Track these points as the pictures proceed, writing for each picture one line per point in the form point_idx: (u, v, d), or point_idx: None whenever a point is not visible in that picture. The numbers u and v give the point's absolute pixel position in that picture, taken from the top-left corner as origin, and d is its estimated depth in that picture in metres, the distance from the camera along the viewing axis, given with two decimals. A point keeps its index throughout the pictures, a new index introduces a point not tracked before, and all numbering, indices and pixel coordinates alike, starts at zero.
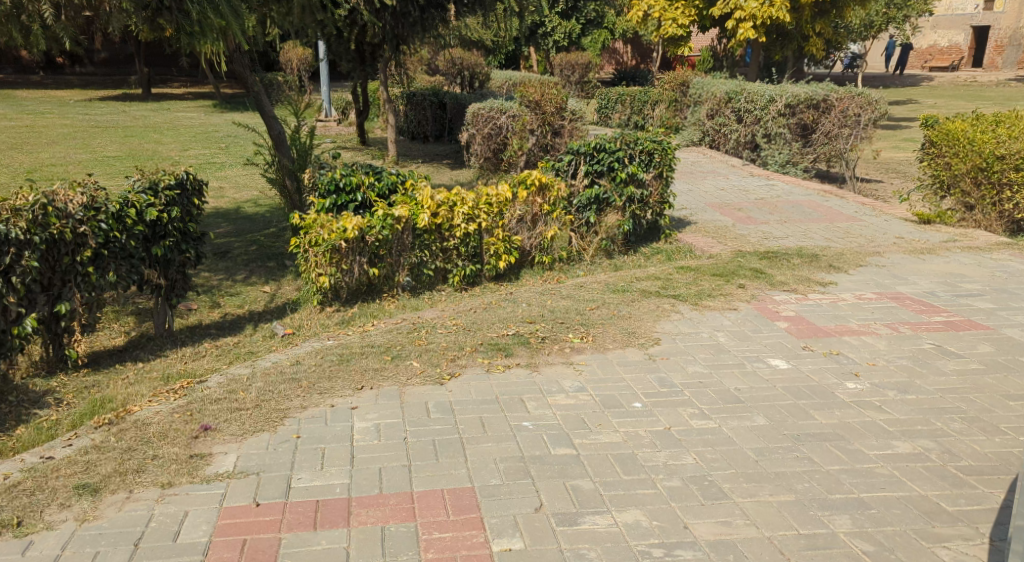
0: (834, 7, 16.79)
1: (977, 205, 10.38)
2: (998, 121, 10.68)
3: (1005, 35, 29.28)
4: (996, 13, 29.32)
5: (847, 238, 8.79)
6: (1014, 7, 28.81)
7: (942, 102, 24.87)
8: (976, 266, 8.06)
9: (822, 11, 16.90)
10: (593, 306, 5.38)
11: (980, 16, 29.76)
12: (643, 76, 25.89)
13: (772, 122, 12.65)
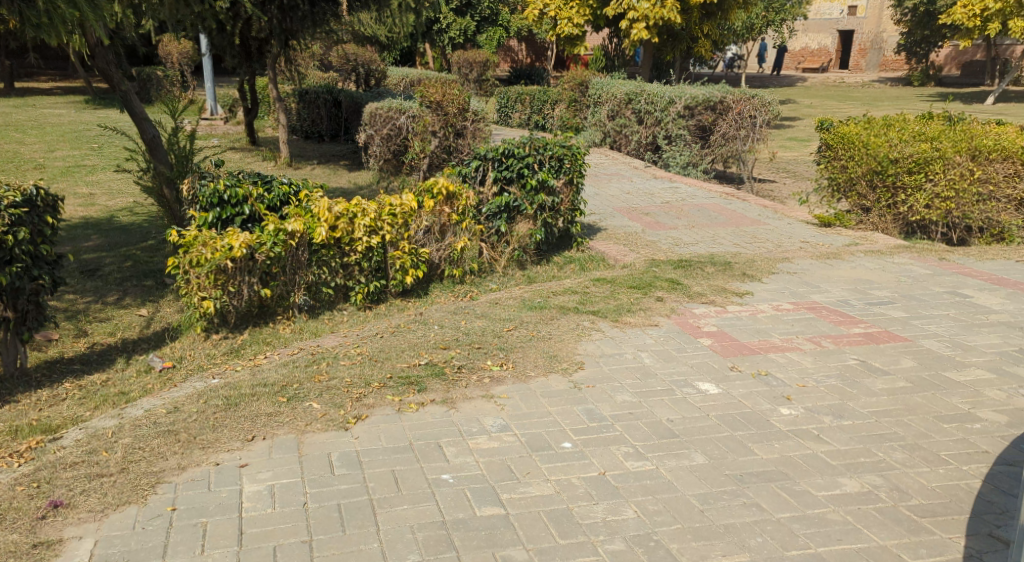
0: (720, 10, 17.42)
1: (874, 208, 10.43)
2: (889, 124, 10.86)
3: (866, 39, 32.77)
4: (859, 18, 32.65)
5: (755, 242, 8.61)
6: (874, 13, 32.24)
7: (825, 105, 25.67)
8: (881, 271, 7.86)
9: (709, 13, 17.51)
10: (510, 326, 5.00)
11: (846, 21, 33.13)
12: (539, 73, 25.75)
13: (672, 124, 12.56)
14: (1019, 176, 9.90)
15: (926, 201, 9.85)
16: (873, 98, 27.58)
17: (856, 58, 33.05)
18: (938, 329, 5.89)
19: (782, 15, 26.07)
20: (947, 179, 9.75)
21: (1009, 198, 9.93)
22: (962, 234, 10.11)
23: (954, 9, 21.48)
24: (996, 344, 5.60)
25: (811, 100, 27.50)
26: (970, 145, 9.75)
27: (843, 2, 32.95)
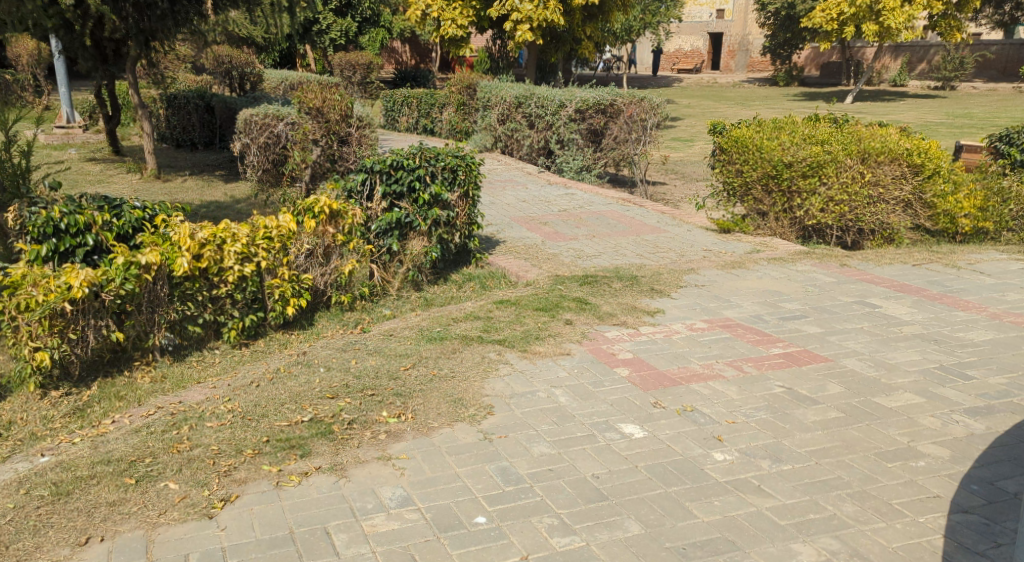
0: (601, 12, 17.38)
1: (770, 213, 10.24)
2: (780, 127, 10.77)
3: (734, 41, 36.09)
4: (726, 21, 36.26)
5: (659, 254, 8.18)
6: (740, 17, 35.79)
7: (708, 108, 26.03)
8: (787, 280, 7.59)
9: (590, 14, 17.44)
10: (408, 363, 4.41)
11: (716, 24, 36.66)
12: (424, 75, 25.08)
13: (564, 128, 12.15)
14: (906, 177, 9.94)
15: (820, 205, 9.71)
16: (749, 102, 28.18)
17: (727, 60, 36.32)
18: (856, 346, 5.61)
19: (658, 18, 26.46)
20: (839, 182, 9.68)
21: (898, 200, 9.96)
22: (855, 237, 10.06)
23: (814, 12, 22.69)
24: (916, 360, 5.36)
25: (691, 103, 28.00)
26: (860, 148, 9.74)
27: (711, 6, 36.62)
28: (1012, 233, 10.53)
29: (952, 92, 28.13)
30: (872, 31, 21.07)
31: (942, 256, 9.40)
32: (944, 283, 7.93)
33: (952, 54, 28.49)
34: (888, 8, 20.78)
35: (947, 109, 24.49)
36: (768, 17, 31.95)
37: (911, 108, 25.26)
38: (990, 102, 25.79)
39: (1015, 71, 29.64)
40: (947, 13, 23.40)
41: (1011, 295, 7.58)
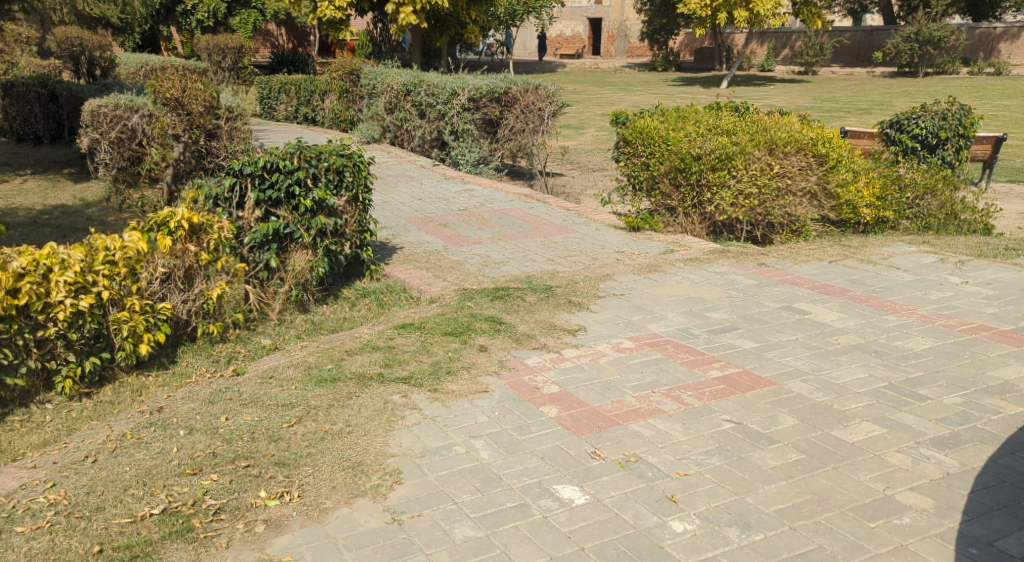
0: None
1: (679, 209, 9.60)
2: (683, 117, 10.22)
3: (613, 27, 39.04)
4: (605, 8, 39.47)
5: (571, 260, 7.48)
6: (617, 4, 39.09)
7: (594, 96, 25.82)
8: (707, 284, 7.07)
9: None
10: (292, 417, 3.61)
11: (594, 9, 39.90)
12: (303, 60, 24.01)
13: (457, 118, 11.33)
14: (811, 169, 9.56)
15: (731, 199, 9.10)
16: (632, 88, 28.29)
17: (607, 44, 39.23)
18: (798, 365, 5.09)
19: (541, 3, 25.98)
20: (749, 175, 9.09)
21: (803, 191, 9.51)
22: (765, 231, 9.44)
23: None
24: (865, 380, 4.87)
25: (577, 89, 27.94)
26: (766, 139, 9.26)
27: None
28: (910, 221, 10.57)
29: (814, 77, 32.35)
30: (743, 16, 25.57)
31: (853, 251, 8.96)
32: (865, 282, 7.56)
33: (812, 41, 32.96)
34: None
35: (816, 96, 26.46)
36: (645, 4, 34.80)
37: (784, 98, 26.47)
38: (858, 92, 27.18)
39: (865, 54, 35.43)
40: (808, 1, 27.73)
41: (933, 293, 7.27)
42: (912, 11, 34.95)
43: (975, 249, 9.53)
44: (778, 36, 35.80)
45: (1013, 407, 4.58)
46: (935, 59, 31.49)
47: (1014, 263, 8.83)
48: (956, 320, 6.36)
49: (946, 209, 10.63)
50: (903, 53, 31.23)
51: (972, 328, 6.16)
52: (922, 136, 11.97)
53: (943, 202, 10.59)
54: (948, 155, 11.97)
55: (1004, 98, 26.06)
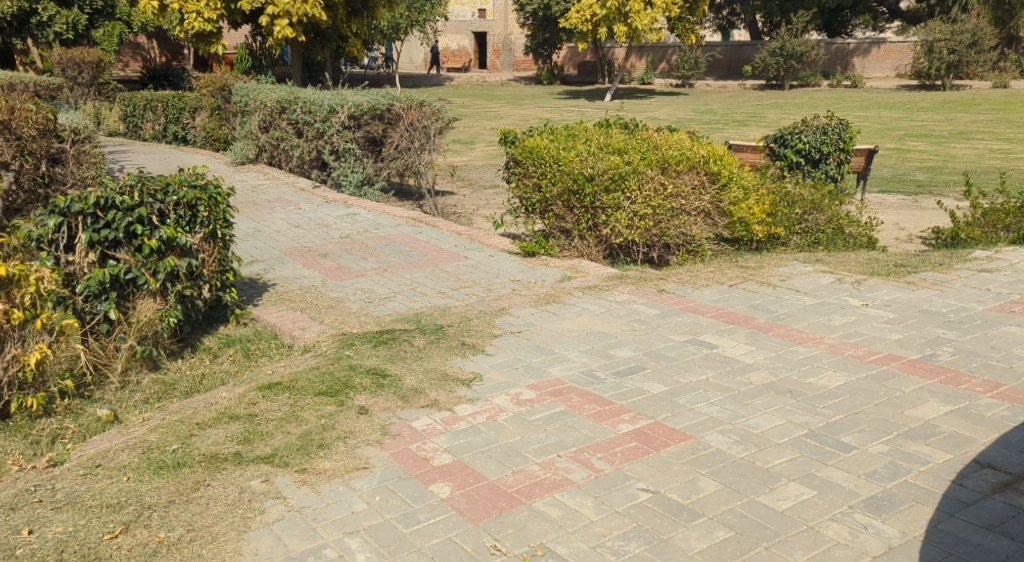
0: (365, 8, 16.43)
1: (574, 231, 9.07)
2: (574, 135, 9.74)
3: (498, 41, 39.38)
4: (488, 21, 39.50)
5: (463, 293, 6.92)
6: (500, 17, 39.27)
7: (480, 110, 25.51)
8: (609, 315, 6.63)
9: (354, 10, 16.57)
10: (115, 527, 3.13)
11: (478, 23, 39.80)
12: (176, 75, 22.97)
13: (336, 136, 10.58)
14: (703, 187, 9.22)
15: (626, 221, 8.63)
16: (520, 101, 28.04)
17: (493, 58, 39.49)
18: (713, 413, 4.66)
19: (423, 16, 25.30)
20: (642, 196, 8.69)
21: (697, 210, 9.21)
22: (661, 253, 9.09)
23: (570, 14, 27.32)
24: (785, 430, 4.47)
25: (465, 102, 27.52)
26: (658, 157, 8.88)
27: (473, 6, 39.66)
28: (800, 237, 10.55)
29: (692, 89, 33.06)
30: (623, 30, 26.03)
31: (750, 271, 8.52)
32: (768, 308, 7.17)
33: (687, 56, 33.71)
34: (634, 12, 25.72)
35: (694, 109, 26.85)
36: (527, 19, 34.87)
37: (665, 110, 26.71)
38: (735, 105, 27.84)
39: (737, 68, 36.80)
40: (682, 18, 28.34)
41: (837, 318, 6.90)
42: (774, 27, 36.93)
43: (868, 266, 9.32)
44: (655, 50, 36.68)
45: (941, 455, 4.25)
46: (799, 73, 32.95)
47: (907, 281, 8.50)
48: (865, 350, 6.03)
49: (833, 224, 10.63)
50: (770, 66, 32.55)
51: (882, 359, 5.84)
52: (805, 151, 11.98)
53: (830, 217, 10.60)
54: (830, 170, 12.02)
55: (865, 109, 27.16)
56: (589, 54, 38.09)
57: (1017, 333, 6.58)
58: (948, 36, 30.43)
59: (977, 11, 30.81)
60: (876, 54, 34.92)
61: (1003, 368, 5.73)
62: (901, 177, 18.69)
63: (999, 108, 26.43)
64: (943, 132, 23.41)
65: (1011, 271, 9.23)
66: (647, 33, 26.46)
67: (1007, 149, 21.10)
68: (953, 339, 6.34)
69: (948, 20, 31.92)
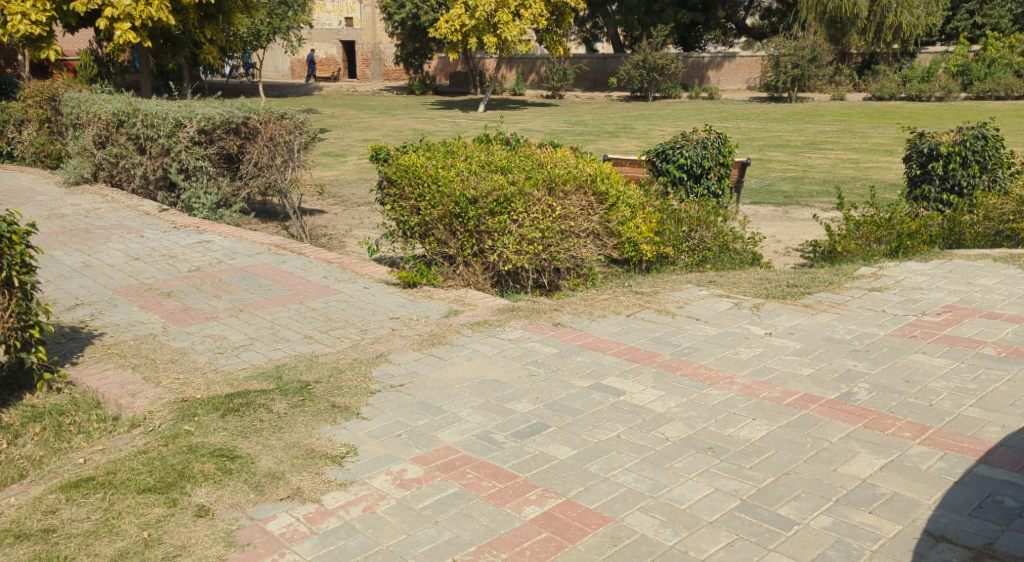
0: (219, 11, 15.39)
1: (458, 258, 8.23)
2: (452, 151, 8.94)
3: (367, 50, 38.42)
4: (356, 30, 38.40)
5: (335, 336, 6.10)
6: (369, 26, 38.27)
7: (346, 120, 24.53)
8: (502, 357, 5.91)
9: (208, 15, 15.48)
10: None
11: (346, 32, 38.52)
12: (9, 83, 21.16)
13: (186, 154, 9.45)
14: (591, 208, 8.55)
15: (514, 246, 7.84)
16: (392, 112, 27.15)
17: (362, 68, 38.54)
18: (630, 484, 4.10)
19: (286, 23, 24.09)
20: (530, 218, 7.92)
21: (587, 232, 8.50)
22: (551, 278, 8.40)
23: (439, 23, 26.74)
24: (713, 502, 3.93)
25: (335, 113, 26.43)
26: (544, 177, 8.12)
27: (340, 13, 38.02)
28: (687, 255, 10.14)
29: (561, 100, 32.99)
30: (492, 42, 25.52)
31: (646, 297, 7.92)
32: (671, 341, 6.58)
33: (555, 67, 33.65)
34: (502, 22, 25.30)
35: (565, 120, 26.66)
36: (395, 28, 34.02)
37: (538, 121, 26.37)
38: (604, 116, 27.87)
39: (603, 80, 37.10)
40: (550, 29, 28.14)
41: (743, 352, 6.37)
42: (636, 40, 37.49)
43: (760, 287, 8.78)
44: (524, 61, 36.44)
45: (888, 525, 3.76)
46: (661, 84, 33.41)
47: (804, 304, 7.98)
48: (781, 391, 5.50)
49: (719, 241, 10.27)
50: (634, 78, 32.91)
51: (800, 401, 5.30)
52: (688, 166, 11.62)
53: (716, 234, 10.24)
54: (712, 185, 11.71)
55: (724, 120, 27.65)
56: (459, 64, 37.51)
57: (927, 362, 6.16)
58: (791, 51, 31.56)
59: (815, 28, 32.16)
60: (728, 67, 35.84)
61: (924, 406, 5.26)
62: (768, 188, 18.82)
63: (844, 118, 27.44)
64: (797, 142, 23.96)
65: (900, 289, 8.77)
66: (515, 44, 26.11)
67: (857, 158, 21.72)
68: (865, 373, 5.88)
69: (788, 36, 33.28)
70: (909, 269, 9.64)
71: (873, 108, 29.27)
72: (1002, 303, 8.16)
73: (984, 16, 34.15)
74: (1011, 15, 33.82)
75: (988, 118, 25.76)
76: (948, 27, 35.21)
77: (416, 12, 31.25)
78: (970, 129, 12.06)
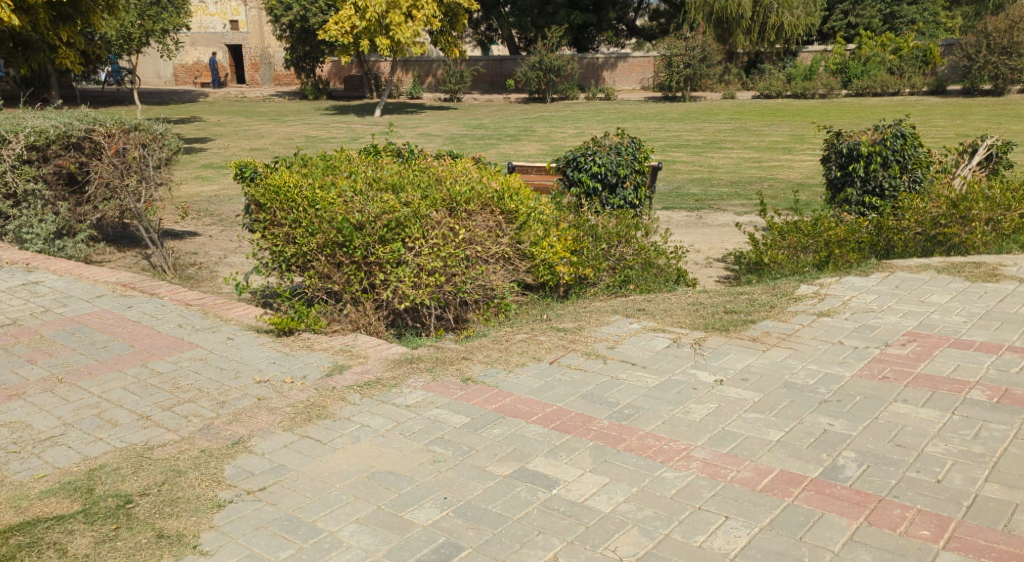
0: (74, 10, 13.61)
1: (345, 295, 6.80)
2: (332, 167, 7.59)
3: (255, 54, 36.48)
4: (242, 33, 36.42)
5: (180, 417, 4.64)
6: (255, 29, 36.33)
7: (231, 128, 22.77)
8: (399, 432, 4.59)
9: (62, 15, 13.71)
10: None
11: (231, 35, 36.63)
12: None
13: (13, 176, 7.87)
14: (499, 229, 7.27)
15: (411, 279, 6.47)
16: (282, 117, 25.41)
17: (250, 72, 36.58)
18: None
19: (161, 24, 22.18)
20: (428, 246, 6.60)
21: (496, 257, 7.22)
22: (457, 312, 7.08)
23: (328, 25, 25.18)
24: None
25: (219, 121, 24.56)
26: (442, 196, 6.87)
27: (223, 17, 36.25)
28: (608, 275, 8.93)
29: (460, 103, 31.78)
30: (385, 44, 24.15)
31: (569, 334, 6.72)
32: (608, 396, 5.38)
33: (452, 69, 32.42)
34: (395, 23, 23.96)
35: (466, 123, 25.45)
36: (283, 30, 32.18)
37: (436, 125, 25.03)
38: (503, 118, 26.80)
39: (501, 82, 36.11)
40: (445, 30, 26.83)
41: (695, 410, 5.21)
42: (530, 42, 36.63)
43: (696, 316, 7.68)
44: (420, 64, 35.24)
45: None
46: (558, 86, 32.57)
47: (750, 337, 6.93)
48: (751, 470, 4.41)
49: (641, 257, 9.10)
50: (531, 80, 31.97)
51: (779, 487, 4.23)
52: (602, 175, 10.46)
53: (638, 250, 9.09)
54: (628, 195, 10.59)
55: (624, 120, 26.90)
56: (353, 68, 35.91)
57: (913, 416, 5.23)
58: (682, 50, 31.08)
59: (703, 27, 31.90)
60: (623, 67, 35.26)
61: (931, 484, 4.37)
62: (676, 192, 17.99)
63: (738, 117, 27.01)
64: (698, 142, 23.37)
65: (850, 312, 7.83)
66: (410, 46, 24.80)
67: (759, 157, 21.18)
68: (848, 436, 4.91)
69: (679, 36, 32.89)
70: (853, 287, 8.65)
71: (763, 106, 29.06)
72: (964, 327, 7.30)
73: (856, 16, 34.50)
74: (881, 14, 34.44)
75: (888, 115, 25.69)
76: (825, 28, 35.53)
77: (304, 14, 29.58)
78: (886, 127, 11.15)
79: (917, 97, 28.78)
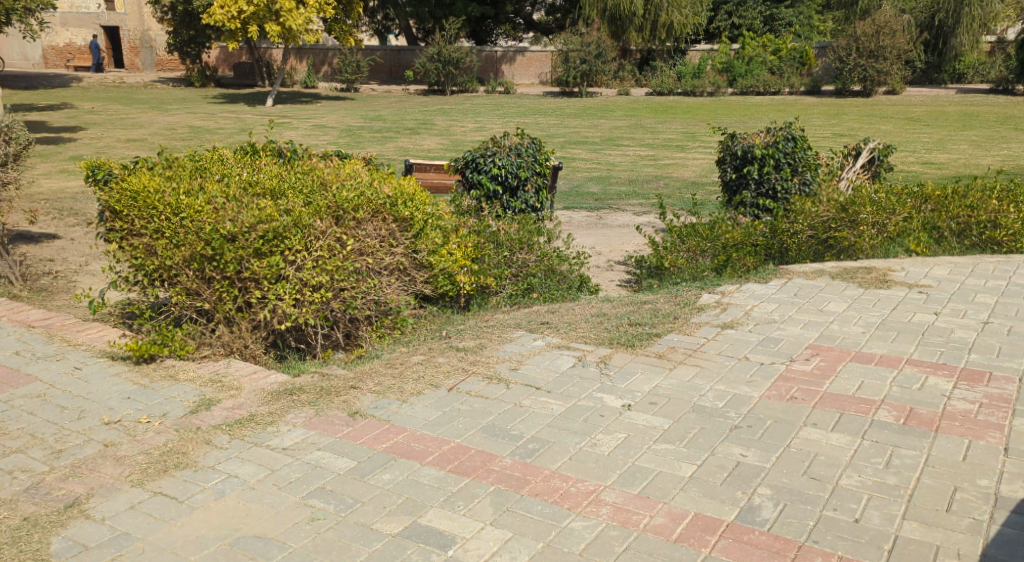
0: None
1: (217, 314, 6.11)
2: (203, 170, 6.91)
3: (135, 37, 34.63)
4: (121, 15, 34.49)
5: (5, 473, 4.12)
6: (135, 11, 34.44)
7: (107, 116, 21.41)
8: (272, 482, 4.06)
9: None
10: None
11: (109, 16, 34.62)
12: None
13: None
14: (393, 238, 6.71)
15: (292, 296, 5.85)
16: (165, 106, 24.08)
17: (130, 56, 34.80)
18: None
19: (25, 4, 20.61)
20: (312, 259, 6.00)
21: (388, 269, 6.67)
22: (346, 331, 6.49)
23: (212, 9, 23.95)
24: None
25: (94, 108, 23.08)
26: (327, 203, 6.29)
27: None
28: (510, 284, 8.49)
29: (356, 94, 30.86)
30: (275, 30, 23.12)
31: (468, 355, 6.25)
32: (507, 427, 4.94)
33: (347, 59, 31.45)
34: (285, 10, 22.96)
35: (361, 115, 24.64)
36: (165, 13, 30.56)
37: (331, 117, 24.13)
38: (400, 111, 26.09)
39: (398, 73, 35.30)
40: (339, 18, 25.89)
41: (602, 442, 4.82)
42: (428, 33, 35.89)
43: (600, 329, 7.33)
44: (314, 53, 34.12)
45: None
46: (457, 78, 32.02)
47: (656, 354, 6.62)
48: (665, 514, 4.06)
49: (544, 264, 8.69)
50: (429, 72, 31.31)
51: (695, 537, 3.91)
52: (503, 177, 10.01)
53: (541, 257, 8.68)
54: (530, 199, 10.19)
55: (522, 115, 26.55)
56: (242, 55, 34.48)
57: (824, 444, 4.98)
58: (577, 46, 30.95)
59: (598, 23, 31.85)
60: (520, 61, 34.96)
61: (849, 524, 4.11)
62: (576, 191, 17.73)
63: (633, 114, 27.03)
64: (596, 139, 23.22)
65: (754, 324, 7.61)
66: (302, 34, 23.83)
67: (655, 155, 21.15)
68: (763, 469, 4.61)
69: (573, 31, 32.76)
70: (753, 294, 8.42)
71: (658, 104, 29.21)
72: (865, 338, 7.14)
73: (739, 17, 35.23)
74: (761, 16, 35.25)
75: (779, 114, 26.13)
76: (713, 26, 36.01)
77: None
78: (778, 129, 11.00)
79: (804, 98, 29.48)
